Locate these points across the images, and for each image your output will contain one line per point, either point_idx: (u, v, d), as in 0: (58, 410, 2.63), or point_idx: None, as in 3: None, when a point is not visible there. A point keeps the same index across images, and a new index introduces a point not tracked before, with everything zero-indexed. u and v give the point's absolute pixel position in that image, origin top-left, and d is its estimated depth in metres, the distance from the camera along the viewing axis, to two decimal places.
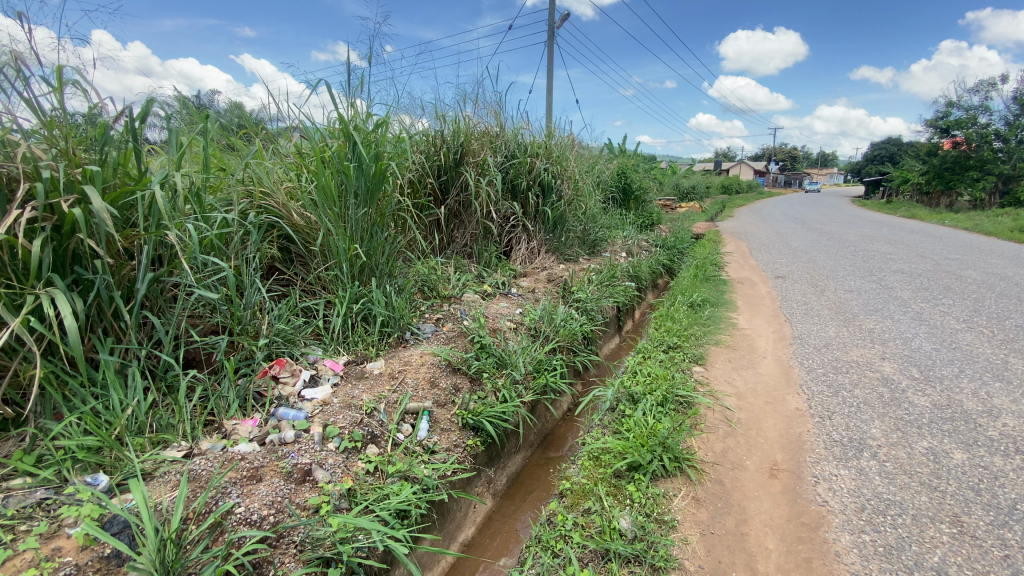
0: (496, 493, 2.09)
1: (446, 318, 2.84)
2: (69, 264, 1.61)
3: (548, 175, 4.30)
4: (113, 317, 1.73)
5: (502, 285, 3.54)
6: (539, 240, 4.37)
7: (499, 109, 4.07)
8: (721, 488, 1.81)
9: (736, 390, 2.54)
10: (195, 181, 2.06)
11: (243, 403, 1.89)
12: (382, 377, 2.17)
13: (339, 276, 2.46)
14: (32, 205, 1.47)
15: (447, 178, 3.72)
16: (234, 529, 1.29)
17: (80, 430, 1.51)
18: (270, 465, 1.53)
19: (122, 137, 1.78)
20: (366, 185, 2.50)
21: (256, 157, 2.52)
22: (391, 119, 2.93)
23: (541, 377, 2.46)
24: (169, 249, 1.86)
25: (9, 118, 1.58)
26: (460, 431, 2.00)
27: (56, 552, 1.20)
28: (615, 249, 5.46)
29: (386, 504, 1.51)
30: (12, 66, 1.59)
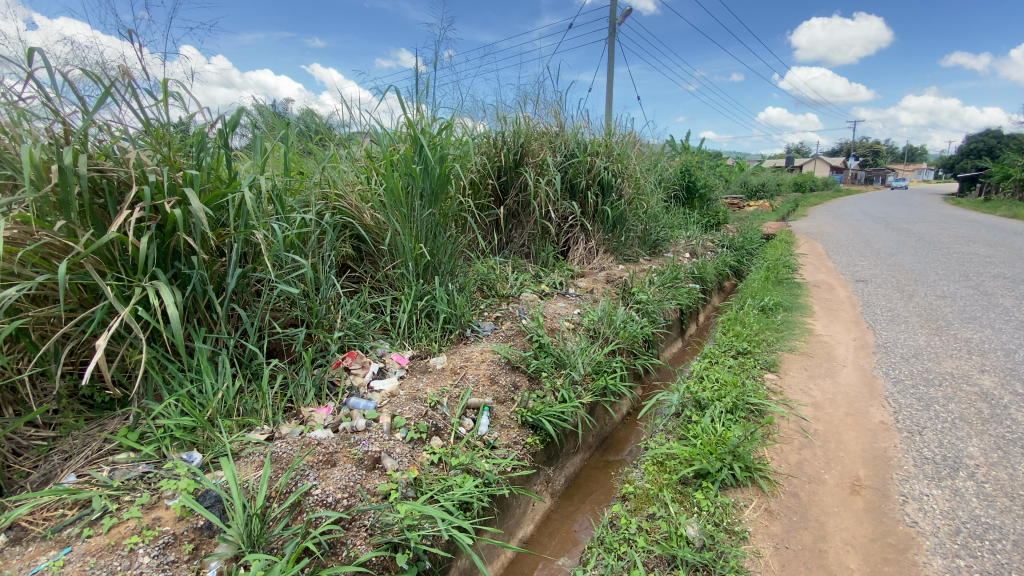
0: (554, 493, 2.09)
1: (504, 317, 2.87)
2: (171, 260, 1.77)
3: (609, 173, 4.23)
4: (206, 309, 1.88)
5: (560, 285, 3.52)
6: (598, 240, 4.30)
7: (559, 108, 4.06)
8: (796, 501, 1.71)
9: (813, 400, 2.39)
10: (278, 184, 2.21)
11: (318, 392, 2.00)
12: (445, 372, 2.23)
13: (405, 275, 2.55)
14: (141, 206, 1.63)
15: (506, 179, 3.76)
16: (312, 509, 1.38)
17: (178, 411, 1.66)
18: (343, 451, 1.62)
19: (215, 143, 1.94)
20: (431, 186, 2.58)
21: (331, 161, 2.68)
22: (454, 121, 3.01)
23: (601, 378, 2.43)
24: (256, 247, 2.00)
25: (120, 127, 1.78)
26: (520, 429, 2.02)
27: (157, 521, 1.32)
28: (678, 249, 5.28)
29: (451, 495, 1.55)
30: (124, 81, 1.79)
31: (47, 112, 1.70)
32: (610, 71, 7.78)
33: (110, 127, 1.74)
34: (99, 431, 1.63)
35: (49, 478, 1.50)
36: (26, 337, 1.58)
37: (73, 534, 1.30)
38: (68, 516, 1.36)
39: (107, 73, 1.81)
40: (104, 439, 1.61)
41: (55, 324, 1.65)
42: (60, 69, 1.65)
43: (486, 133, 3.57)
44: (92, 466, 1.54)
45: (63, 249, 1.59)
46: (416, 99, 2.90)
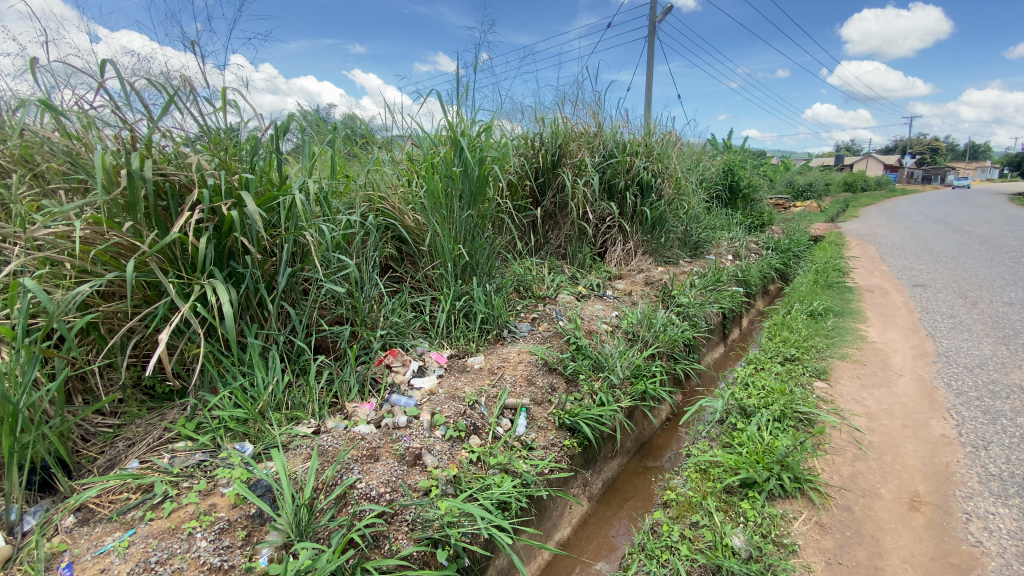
0: (591, 497, 2.07)
1: (541, 318, 2.86)
2: (227, 259, 1.87)
3: (648, 173, 4.16)
4: (258, 306, 1.97)
5: (598, 287, 3.49)
6: (636, 241, 4.23)
7: (597, 109, 4.03)
8: (850, 516, 1.64)
9: (867, 410, 2.28)
10: (325, 187, 2.29)
11: (361, 388, 2.06)
12: (483, 371, 2.25)
13: (444, 275, 2.59)
14: (200, 208, 1.72)
15: (544, 180, 3.76)
16: (357, 503, 1.42)
17: (231, 403, 1.75)
18: (385, 446, 1.65)
19: (268, 148, 2.03)
20: (470, 188, 2.60)
21: (374, 164, 2.75)
22: (494, 124, 3.03)
23: (640, 383, 2.39)
24: (305, 247, 2.08)
25: (182, 134, 1.88)
26: (557, 431, 2.01)
27: (213, 508, 1.38)
28: (720, 251, 5.12)
29: (489, 494, 1.56)
30: (186, 90, 1.89)
31: (116, 120, 1.82)
32: (649, 69, 7.63)
33: (173, 134, 1.85)
34: (160, 420, 1.73)
35: (115, 463, 1.60)
36: (96, 330, 1.70)
37: (136, 517, 1.39)
38: (132, 500, 1.45)
39: (170, 82, 1.91)
40: (164, 428, 1.70)
41: (122, 318, 1.76)
42: (129, 80, 1.77)
43: (525, 134, 3.57)
44: (153, 452, 1.63)
45: (130, 249, 1.69)
46: (456, 102, 2.94)
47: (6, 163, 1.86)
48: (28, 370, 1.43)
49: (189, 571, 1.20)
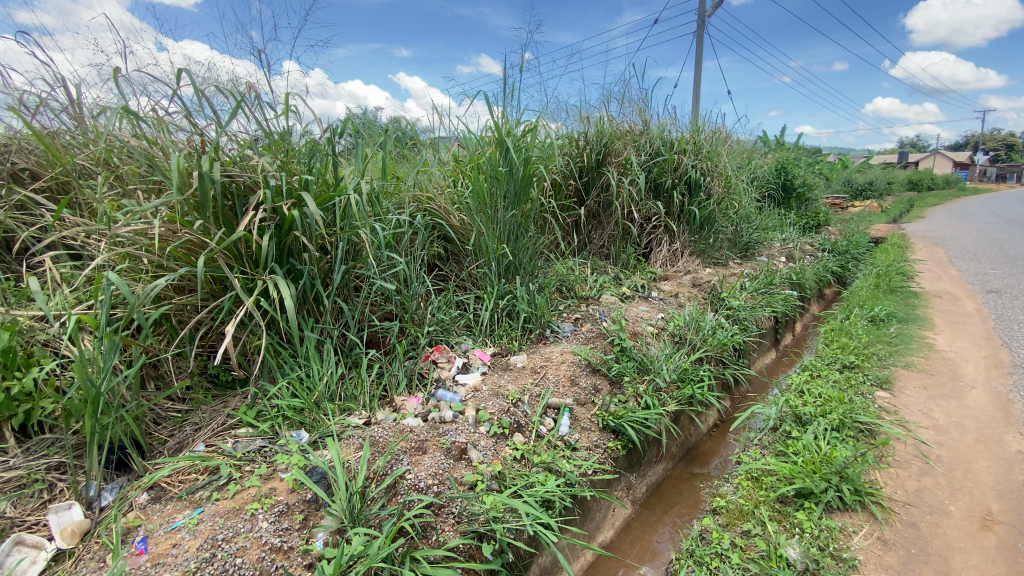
0: (635, 501, 2.04)
1: (585, 318, 2.84)
2: (287, 256, 1.96)
3: (697, 172, 4.05)
4: (314, 301, 2.06)
5: (642, 288, 3.42)
6: (683, 241, 4.13)
7: (644, 107, 3.96)
8: (914, 532, 1.55)
9: (935, 423, 2.13)
10: (376, 187, 2.37)
11: (409, 382, 2.14)
12: (526, 370, 2.26)
13: (488, 274, 2.62)
14: (264, 208, 1.82)
15: (588, 179, 3.73)
16: (406, 493, 1.46)
17: (289, 392, 1.84)
18: (432, 440, 1.69)
19: (324, 150, 2.12)
20: (515, 188, 2.62)
21: (422, 165, 2.81)
22: (539, 123, 3.03)
23: (687, 387, 2.33)
24: (357, 245, 2.16)
25: (247, 138, 1.99)
26: (601, 432, 2.00)
27: (273, 491, 1.46)
28: (772, 253, 4.92)
29: (534, 492, 1.57)
30: (251, 95, 2.00)
31: (188, 125, 1.94)
32: (699, 64, 7.41)
33: (239, 137, 1.96)
34: (223, 407, 1.84)
35: (183, 446, 1.72)
36: (168, 322, 1.82)
37: (204, 497, 1.48)
38: (199, 480, 1.55)
39: (237, 88, 2.03)
40: (227, 415, 1.81)
41: (191, 311, 1.88)
42: (200, 87, 1.88)
43: (570, 134, 3.56)
44: (218, 437, 1.74)
45: (200, 245, 1.80)
46: (502, 102, 2.96)
47: (91, 166, 2.03)
48: (108, 357, 1.54)
49: (252, 549, 1.27)
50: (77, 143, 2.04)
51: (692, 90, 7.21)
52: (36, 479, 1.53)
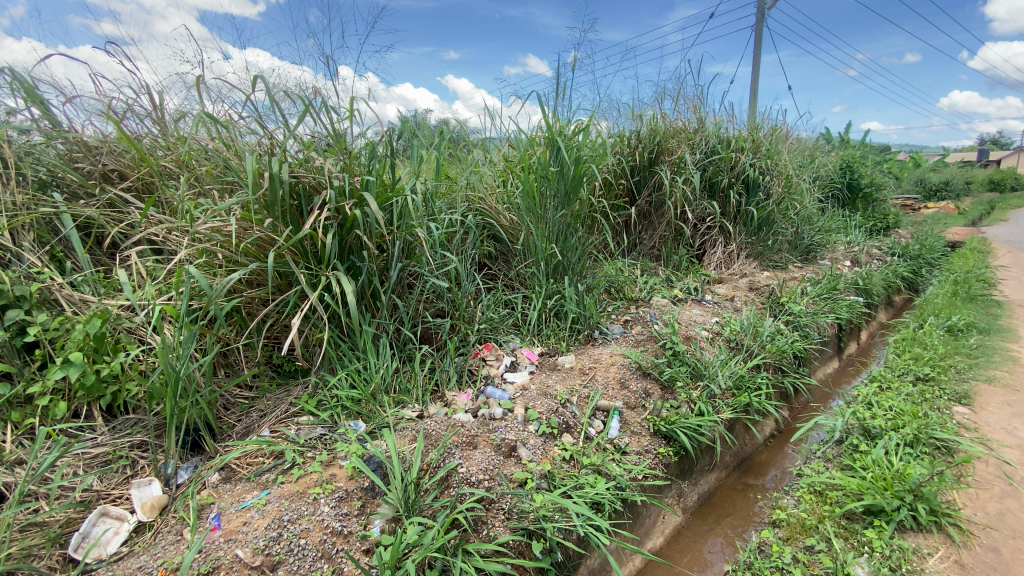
0: (686, 509, 1.98)
1: (635, 320, 2.79)
2: (348, 253, 2.05)
3: (755, 171, 3.88)
4: (372, 297, 2.14)
5: (695, 291, 3.32)
6: (739, 243, 3.98)
7: (699, 104, 3.85)
8: (998, 559, 1.44)
9: (1022, 443, 1.96)
10: (430, 188, 2.43)
11: (459, 378, 2.18)
12: (574, 371, 2.25)
13: (536, 274, 2.63)
14: (328, 207, 1.91)
15: (639, 178, 3.65)
16: (458, 486, 1.50)
17: (347, 383, 1.93)
18: (483, 435, 1.72)
19: (383, 151, 2.19)
20: (565, 188, 2.60)
21: (474, 166, 2.86)
22: (591, 122, 3.01)
23: (743, 395, 2.25)
24: (412, 244, 2.22)
25: (312, 140, 2.10)
26: (652, 437, 1.96)
27: (333, 477, 1.53)
28: (836, 256, 4.66)
29: (584, 493, 1.57)
30: (316, 99, 2.10)
31: (259, 128, 2.06)
32: (759, 57, 7.08)
33: (304, 140, 2.06)
34: (286, 396, 1.95)
35: (250, 430, 1.83)
36: (239, 313, 1.94)
37: (270, 479, 1.57)
38: (266, 464, 1.65)
39: (303, 92, 2.13)
40: (290, 403, 1.91)
41: (259, 304, 1.99)
42: (272, 92, 2.00)
43: (621, 133, 3.51)
44: (281, 424, 1.84)
45: (269, 242, 1.91)
46: (554, 102, 2.97)
47: (173, 167, 2.19)
48: (187, 344, 1.67)
49: (315, 531, 1.34)
50: (161, 146, 2.21)
51: (750, 86, 6.94)
52: (121, 456, 1.68)
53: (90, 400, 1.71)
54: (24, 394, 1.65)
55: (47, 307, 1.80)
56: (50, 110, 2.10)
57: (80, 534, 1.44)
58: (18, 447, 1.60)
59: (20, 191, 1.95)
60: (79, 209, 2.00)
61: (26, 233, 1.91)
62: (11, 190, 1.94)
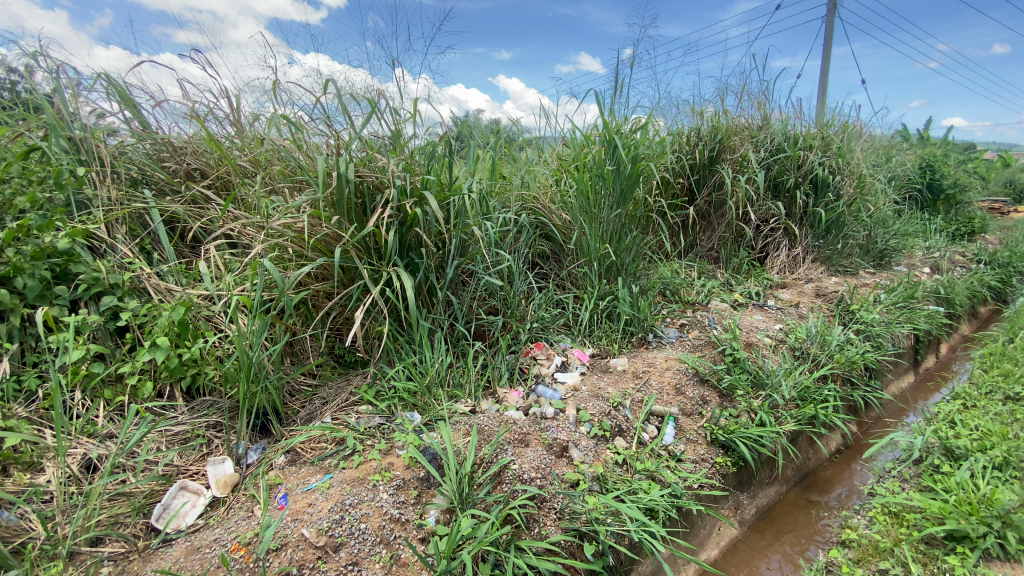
0: (744, 522, 1.91)
1: (691, 324, 2.70)
2: (407, 249, 2.11)
3: (825, 170, 3.67)
4: (428, 293, 2.19)
5: (756, 296, 3.19)
6: (804, 247, 3.78)
7: (764, 100, 3.69)
8: None
9: None
10: (485, 187, 2.46)
11: (510, 375, 2.20)
12: (627, 374, 2.21)
13: (589, 274, 2.60)
14: (390, 206, 1.97)
15: (699, 176, 3.50)
16: (511, 482, 1.51)
17: (404, 376, 1.99)
18: (534, 434, 1.73)
19: (442, 151, 2.25)
20: (621, 187, 2.56)
21: (529, 165, 2.88)
22: (650, 120, 2.95)
23: (808, 406, 2.13)
24: (468, 243, 2.26)
25: (377, 140, 2.17)
26: (709, 446, 1.89)
27: (391, 465, 1.58)
28: (913, 262, 4.33)
29: (637, 498, 1.54)
30: (381, 101, 2.18)
31: (327, 129, 2.16)
32: (830, 49, 6.67)
33: (368, 140, 2.15)
34: (346, 385, 2.04)
35: (313, 416, 1.93)
36: (305, 305, 2.04)
37: (332, 464, 1.65)
38: (328, 449, 1.73)
39: (369, 94, 2.22)
40: (350, 392, 2.00)
41: (324, 297, 2.09)
42: (340, 95, 2.09)
43: (680, 130, 3.41)
44: (342, 411, 1.93)
45: (335, 238, 2.00)
46: (611, 101, 2.93)
47: (249, 167, 2.34)
48: (259, 333, 1.77)
49: (374, 517, 1.40)
50: (238, 147, 2.36)
51: (820, 82, 6.56)
52: (198, 434, 1.81)
53: (172, 381, 1.86)
54: (116, 373, 1.80)
55: (136, 294, 1.96)
56: (141, 113, 2.29)
57: (161, 506, 1.56)
58: (109, 422, 1.76)
59: (115, 188, 2.14)
60: (165, 205, 2.16)
61: (119, 227, 2.09)
62: (107, 187, 2.12)
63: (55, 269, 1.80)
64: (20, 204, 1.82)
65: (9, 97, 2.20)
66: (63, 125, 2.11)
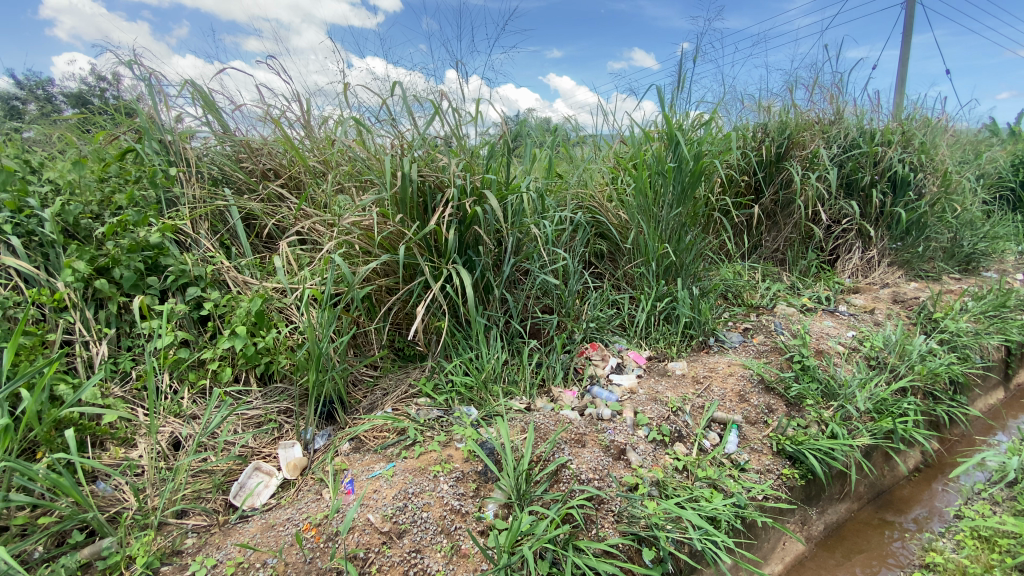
0: (811, 538, 1.81)
1: (755, 329, 2.60)
2: (466, 248, 2.15)
3: (905, 167, 3.43)
4: (485, 290, 2.22)
5: (826, 301, 3.02)
6: (880, 249, 3.55)
7: (838, 93, 3.49)
8: None
9: None
10: (542, 186, 2.47)
11: (565, 375, 2.20)
12: (686, 378, 2.16)
13: (647, 275, 2.55)
14: (451, 205, 2.01)
15: (765, 174, 3.37)
16: (568, 482, 1.52)
17: (461, 371, 2.03)
18: (591, 434, 1.72)
19: (501, 150, 2.27)
20: (683, 185, 2.50)
21: (586, 164, 2.86)
22: (713, 116, 2.86)
23: (885, 420, 2.01)
24: (525, 241, 2.27)
25: (438, 140, 2.23)
26: (774, 457, 1.82)
27: (450, 458, 1.62)
28: (1005, 268, 3.96)
29: (698, 506, 1.50)
30: (443, 101, 2.23)
31: (390, 130, 2.23)
32: (911, 38, 6.21)
33: (430, 139, 2.20)
34: (406, 377, 2.11)
35: (375, 406, 2.01)
36: (369, 300, 2.12)
37: (394, 453, 1.71)
38: (390, 439, 1.79)
39: (431, 95, 2.28)
40: (409, 384, 2.06)
41: (386, 292, 2.16)
42: (404, 96, 2.16)
43: (745, 126, 3.28)
44: (402, 403, 2.00)
45: (399, 235, 2.06)
46: (672, 97, 2.87)
47: (319, 167, 2.46)
48: (327, 326, 1.86)
49: (435, 507, 1.44)
50: (309, 148, 2.49)
51: (899, 74, 6.12)
52: (271, 419, 1.92)
53: (248, 368, 1.98)
54: (199, 359, 1.94)
55: (217, 286, 2.11)
56: (222, 116, 2.45)
57: (238, 484, 1.67)
58: (193, 404, 1.90)
59: (200, 188, 2.31)
60: (244, 203, 2.31)
61: (203, 223, 2.25)
62: (193, 186, 2.29)
63: (148, 261, 1.96)
64: (118, 202, 2.02)
65: (98, 103, 2.42)
66: (154, 129, 2.29)
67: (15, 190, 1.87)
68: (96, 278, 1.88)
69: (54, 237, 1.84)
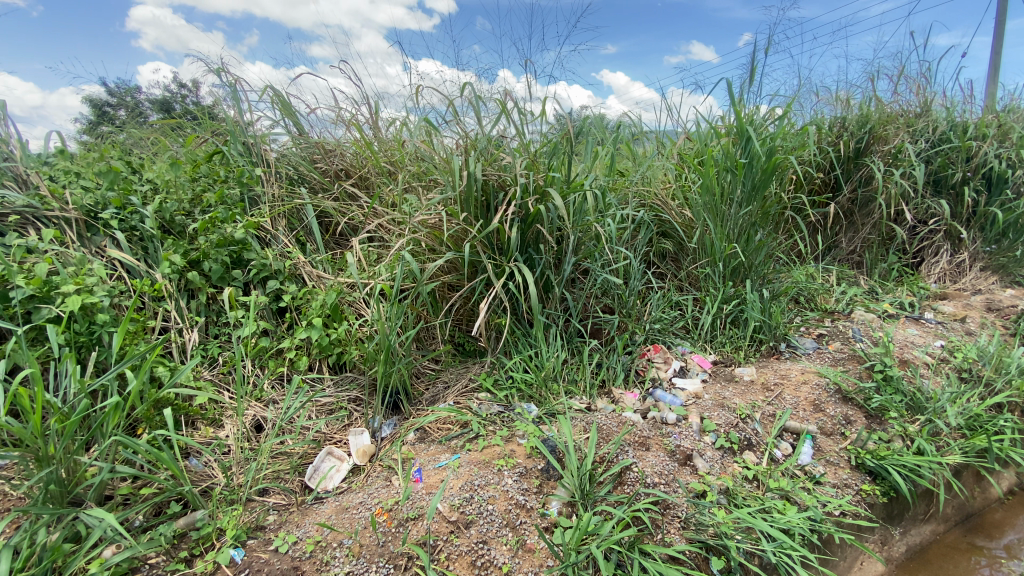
0: (892, 560, 1.71)
1: (831, 335, 2.47)
2: (527, 246, 2.17)
3: (1004, 163, 3.14)
4: (545, 288, 2.23)
5: (909, 308, 2.82)
6: (972, 252, 3.27)
7: (926, 83, 3.24)
8: None
9: None
10: (604, 184, 2.45)
11: (626, 376, 2.18)
12: (756, 385, 2.08)
13: (712, 276, 2.47)
14: (514, 203, 2.03)
15: (842, 170, 3.18)
16: (633, 484, 1.51)
17: (522, 368, 2.06)
18: (655, 438, 1.71)
19: (564, 147, 2.27)
20: (753, 182, 2.40)
21: (649, 162, 2.81)
22: (786, 110, 2.74)
23: (978, 437, 1.86)
24: (587, 240, 2.26)
25: (503, 138, 2.26)
26: (852, 471, 1.73)
27: (513, 453, 1.66)
28: None
29: (770, 517, 1.46)
30: (508, 100, 2.25)
31: (456, 129, 2.28)
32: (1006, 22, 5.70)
33: (495, 138, 2.23)
34: (466, 372, 2.16)
35: (437, 398, 2.08)
36: (433, 296, 2.19)
37: (458, 445, 1.77)
38: (454, 431, 1.85)
39: (496, 95, 2.31)
40: (470, 379, 2.12)
41: (449, 289, 2.23)
42: (471, 96, 2.21)
43: (819, 121, 3.12)
44: (463, 397, 2.05)
45: (462, 233, 2.11)
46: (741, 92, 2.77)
47: (387, 166, 2.56)
48: (395, 320, 1.94)
49: (500, 500, 1.48)
50: (379, 148, 2.60)
51: (993, 62, 5.62)
52: (342, 407, 2.03)
53: (322, 358, 2.10)
54: (279, 348, 2.07)
55: (294, 280, 2.24)
56: (299, 119, 2.60)
57: (313, 467, 1.77)
58: (273, 389, 2.03)
59: (279, 187, 2.46)
60: (319, 202, 2.44)
61: (281, 220, 2.39)
62: (272, 185, 2.44)
63: (233, 255, 2.10)
64: (208, 200, 2.19)
65: (187, 108, 2.62)
66: (239, 132, 2.46)
67: (120, 189, 2.08)
68: (188, 270, 2.04)
69: (153, 232, 2.01)
